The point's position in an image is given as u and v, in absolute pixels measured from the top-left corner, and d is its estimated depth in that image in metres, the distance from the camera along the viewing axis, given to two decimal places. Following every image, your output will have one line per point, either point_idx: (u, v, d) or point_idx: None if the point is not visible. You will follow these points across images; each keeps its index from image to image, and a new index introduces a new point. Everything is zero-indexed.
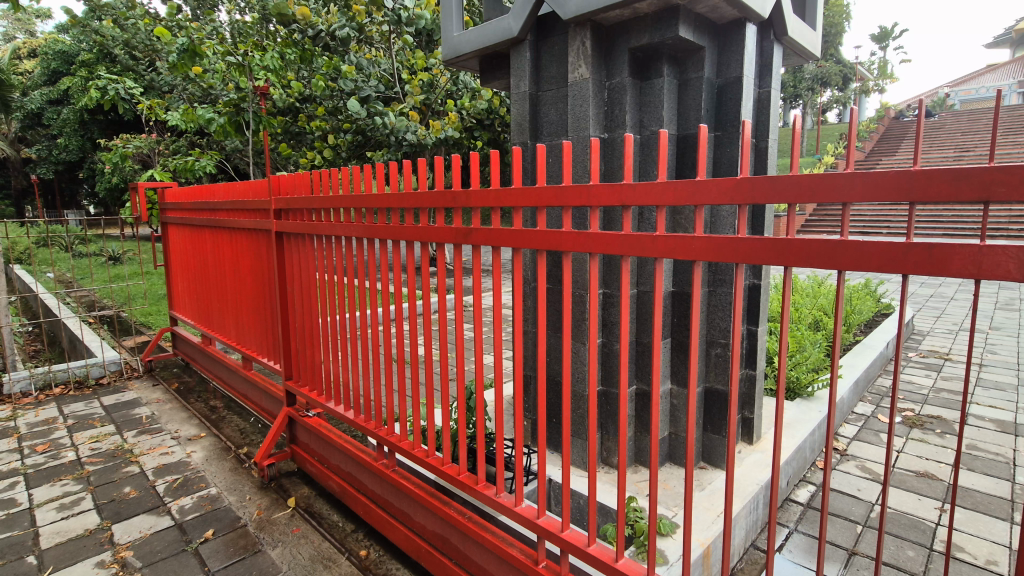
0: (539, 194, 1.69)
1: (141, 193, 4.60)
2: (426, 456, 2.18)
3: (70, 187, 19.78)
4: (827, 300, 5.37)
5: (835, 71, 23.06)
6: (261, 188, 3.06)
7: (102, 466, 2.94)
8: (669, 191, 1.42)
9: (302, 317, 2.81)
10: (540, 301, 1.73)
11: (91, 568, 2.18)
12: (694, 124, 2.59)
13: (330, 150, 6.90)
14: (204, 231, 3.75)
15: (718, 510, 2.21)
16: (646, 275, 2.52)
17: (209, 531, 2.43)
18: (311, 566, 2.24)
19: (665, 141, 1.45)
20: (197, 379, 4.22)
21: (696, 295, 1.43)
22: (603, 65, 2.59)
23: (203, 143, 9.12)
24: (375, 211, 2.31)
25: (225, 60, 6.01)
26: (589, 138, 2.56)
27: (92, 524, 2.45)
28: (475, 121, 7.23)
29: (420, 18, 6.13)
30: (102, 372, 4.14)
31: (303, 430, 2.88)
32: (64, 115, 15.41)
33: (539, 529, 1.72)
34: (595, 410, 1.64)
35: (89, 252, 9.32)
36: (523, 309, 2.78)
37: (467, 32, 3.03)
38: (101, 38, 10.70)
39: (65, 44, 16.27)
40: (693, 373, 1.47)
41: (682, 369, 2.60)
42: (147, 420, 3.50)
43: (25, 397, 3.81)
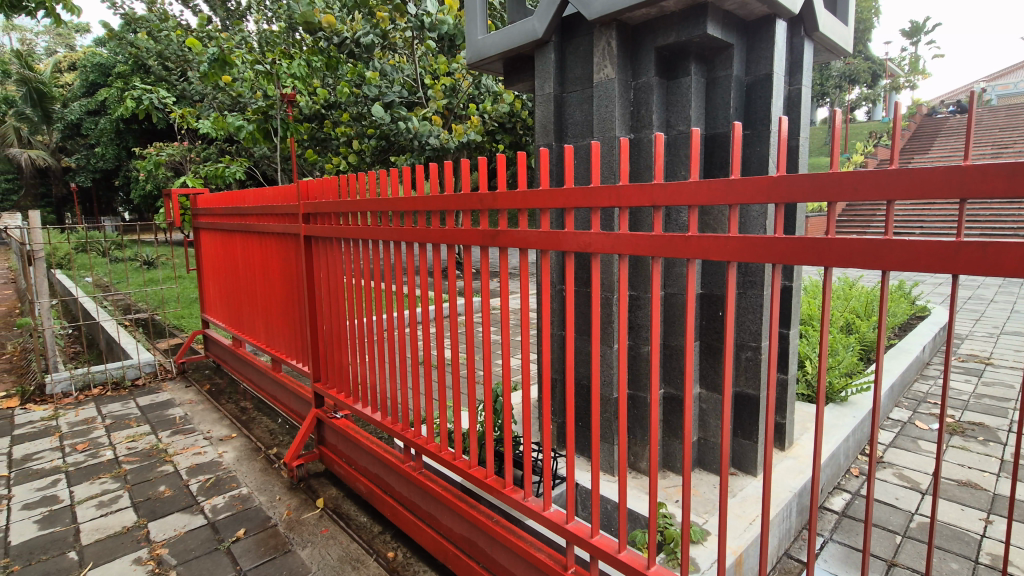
0: (568, 194, 1.66)
1: (175, 199, 4.73)
2: (453, 458, 2.17)
3: (107, 196, 20.52)
4: (859, 302, 5.21)
5: (865, 68, 22.43)
6: (290, 193, 3.11)
7: (138, 465, 3.01)
8: (701, 190, 1.39)
9: (330, 319, 2.84)
10: (568, 304, 1.71)
11: (128, 565, 2.23)
12: (723, 123, 2.54)
13: (355, 156, 6.99)
14: (235, 236, 3.83)
15: (751, 517, 2.16)
16: (674, 276, 2.48)
17: (241, 531, 2.46)
18: (340, 567, 2.25)
19: (698, 140, 1.41)
20: (228, 380, 4.31)
21: (731, 296, 1.39)
22: (629, 65, 2.57)
23: (234, 150, 9.37)
24: (401, 215, 2.32)
25: (253, 68, 6.15)
26: (615, 139, 2.54)
27: (129, 521, 2.51)
28: (497, 125, 7.26)
29: (443, 23, 6.10)
30: (138, 373, 4.26)
31: (331, 431, 2.90)
32: (101, 125, 15.98)
33: (568, 534, 1.70)
34: (625, 414, 1.61)
35: (125, 257, 9.65)
36: (550, 312, 2.76)
37: (492, 34, 3.03)
38: (136, 50, 11.05)
39: (103, 56, 16.76)
40: (728, 376, 1.42)
41: (712, 373, 2.55)
42: (180, 420, 3.59)
43: (66, 397, 3.94)
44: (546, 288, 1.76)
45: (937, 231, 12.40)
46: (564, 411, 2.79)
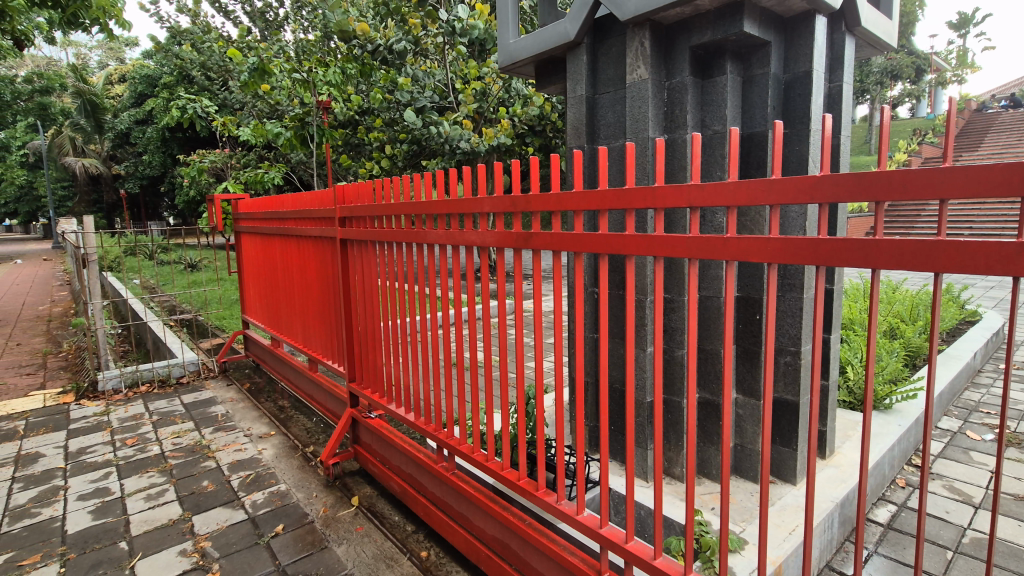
0: (603, 195, 1.65)
1: (217, 204, 4.90)
2: (486, 460, 2.18)
3: (153, 201, 21.42)
4: (903, 306, 5.01)
5: (909, 62, 21.45)
6: (327, 197, 3.18)
7: (183, 461, 3.13)
8: (741, 190, 1.36)
9: (365, 320, 2.90)
10: (602, 307, 1.69)
11: (175, 557, 2.32)
12: (760, 123, 2.48)
13: (388, 160, 7.13)
14: (274, 239, 3.94)
15: (790, 527, 2.10)
16: (710, 279, 2.44)
17: (279, 526, 2.53)
18: (375, 565, 2.29)
19: (736, 139, 1.39)
20: (267, 379, 4.44)
21: (772, 299, 1.36)
22: (663, 65, 2.54)
23: (272, 156, 9.67)
24: (434, 217, 2.35)
25: (290, 77, 6.34)
26: (649, 140, 2.52)
27: (175, 514, 2.61)
28: (526, 128, 7.28)
29: (474, 28, 6.04)
30: (183, 371, 4.43)
31: (366, 430, 2.95)
32: (148, 134, 16.70)
33: (602, 539, 1.69)
34: (660, 418, 1.58)
35: (171, 260, 10.07)
36: (583, 315, 2.74)
37: (524, 38, 3.05)
38: (180, 62, 11.52)
39: (151, 69, 17.50)
40: (768, 381, 1.38)
41: (749, 378, 2.48)
42: (222, 418, 3.71)
43: (117, 394, 4.12)
44: (579, 291, 1.76)
45: (989, 231, 11.75)
46: (597, 414, 2.77)
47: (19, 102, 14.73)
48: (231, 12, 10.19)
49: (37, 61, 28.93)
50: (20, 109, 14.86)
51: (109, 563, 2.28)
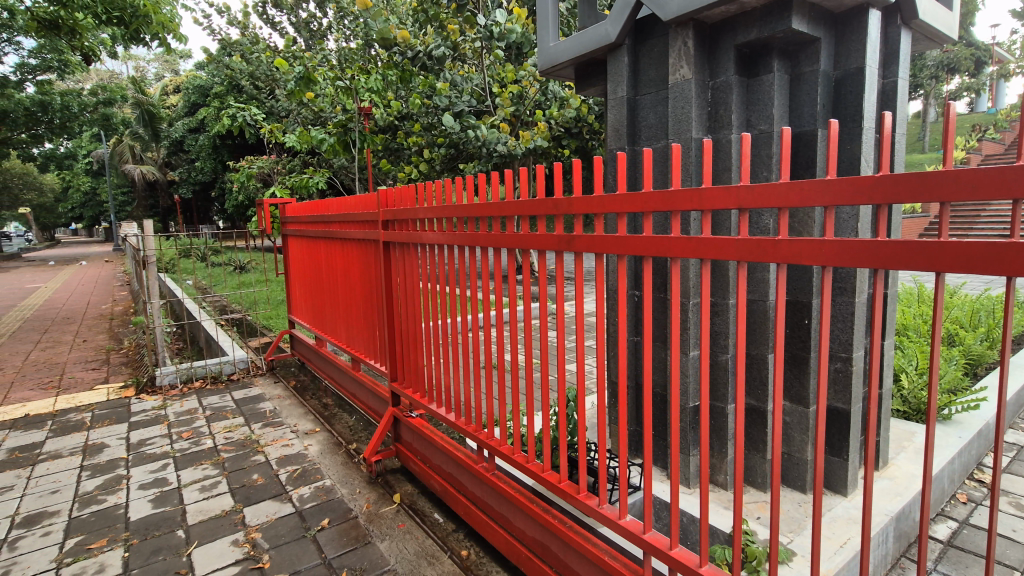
0: (647, 198, 1.64)
1: (265, 208, 5.09)
2: (526, 461, 2.19)
3: (205, 205, 22.44)
4: (962, 312, 4.75)
5: (967, 54, 20.30)
6: (370, 201, 3.26)
7: (234, 454, 3.26)
8: (794, 192, 1.32)
9: (407, 321, 2.95)
10: (646, 310, 1.67)
11: (228, 546, 2.42)
12: (809, 122, 2.41)
13: (426, 164, 7.25)
14: (319, 242, 4.07)
15: (842, 540, 2.02)
16: (756, 282, 2.39)
17: (325, 520, 2.60)
18: (417, 562, 2.33)
19: (788, 139, 1.35)
20: (311, 378, 4.58)
21: (827, 302, 1.32)
22: (707, 65, 2.50)
23: (316, 162, 9.98)
24: (475, 220, 2.38)
25: (334, 84, 6.55)
26: (692, 141, 2.49)
27: (228, 506, 2.73)
28: (563, 130, 7.28)
29: (511, 33, 5.90)
30: (233, 369, 4.62)
31: (407, 429, 3.01)
32: (201, 142, 17.50)
33: (645, 544, 1.67)
34: (707, 424, 1.55)
35: (221, 262, 10.53)
36: (624, 318, 2.71)
37: (564, 41, 3.06)
38: (230, 71, 12.01)
39: (203, 79, 18.28)
40: (822, 388, 1.34)
41: (797, 385, 2.41)
42: (270, 414, 3.85)
43: (173, 389, 4.34)
44: (622, 294, 1.75)
45: None
46: (638, 418, 2.74)
47: (84, 114, 15.75)
48: (277, 23, 10.59)
49: (101, 75, 30.78)
50: (85, 121, 15.88)
51: (168, 550, 2.40)
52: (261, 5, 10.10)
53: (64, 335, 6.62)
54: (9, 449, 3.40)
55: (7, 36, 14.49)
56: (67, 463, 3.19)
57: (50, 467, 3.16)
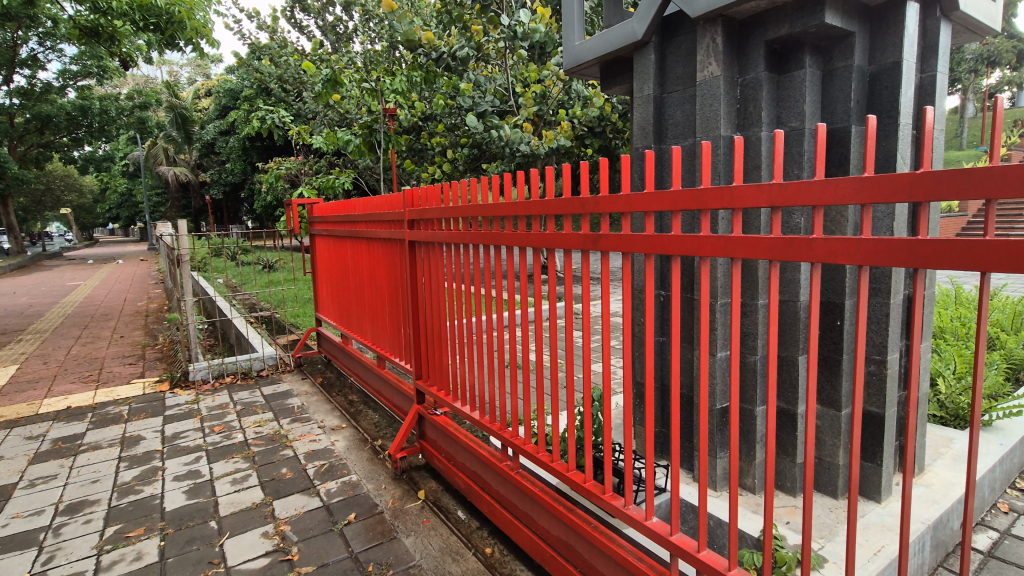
0: (675, 197, 1.61)
1: (294, 209, 5.20)
2: (551, 461, 2.18)
3: (234, 205, 23.01)
4: (1003, 315, 4.58)
5: (1009, 47, 19.49)
6: (396, 201, 3.30)
7: (263, 448, 3.34)
8: (829, 189, 1.29)
9: (432, 319, 2.98)
10: (674, 310, 1.65)
11: (258, 538, 2.48)
12: (842, 119, 2.35)
13: (449, 164, 7.30)
14: (346, 241, 4.14)
15: (875, 548, 1.97)
16: (788, 282, 2.35)
17: (352, 515, 2.65)
18: (441, 558, 2.35)
19: (823, 136, 1.32)
20: (337, 375, 4.66)
21: (863, 302, 1.28)
22: (736, 61, 2.47)
23: (342, 163, 10.15)
24: (501, 219, 2.38)
25: (360, 86, 6.66)
26: (720, 139, 2.46)
27: (258, 498, 2.79)
28: (586, 130, 7.25)
29: (535, 32, 5.90)
30: (263, 365, 4.73)
31: (431, 426, 3.04)
32: (231, 144, 17.94)
33: (672, 546, 1.65)
34: (737, 425, 1.52)
35: (251, 261, 10.78)
36: (649, 319, 2.69)
37: (589, 39, 3.04)
38: (260, 75, 12.27)
39: (233, 82, 18.70)
40: (857, 390, 1.30)
41: (828, 387, 2.35)
42: (298, 409, 3.93)
43: (206, 383, 4.46)
44: (650, 294, 1.73)
45: None
46: (664, 419, 2.71)
47: (121, 118, 16.36)
48: (305, 27, 10.80)
49: (138, 80, 31.84)
50: (122, 124, 16.48)
51: (201, 540, 2.47)
52: (290, 10, 10.32)
53: (104, 331, 6.88)
54: (52, 440, 3.54)
55: (51, 44, 15.14)
56: (107, 454, 3.31)
57: (90, 457, 3.28)
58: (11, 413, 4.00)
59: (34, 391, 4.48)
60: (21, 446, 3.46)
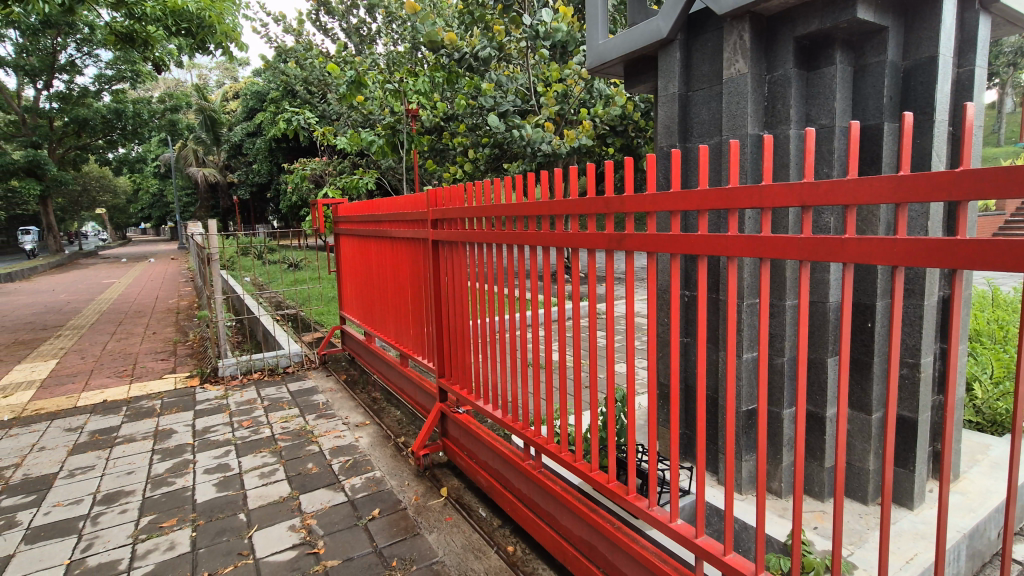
0: (702, 196, 1.59)
1: (319, 208, 5.29)
2: (574, 461, 2.18)
3: (261, 205, 23.48)
4: None
5: None
6: (420, 200, 3.32)
7: (290, 443, 3.41)
8: (862, 189, 1.26)
9: (455, 318, 3.00)
10: (699, 311, 1.63)
11: (285, 531, 2.54)
12: (874, 116, 2.29)
13: (471, 164, 7.34)
14: (370, 240, 4.19)
15: (908, 556, 1.93)
16: (817, 283, 2.30)
17: (376, 510, 2.69)
18: (464, 554, 2.37)
19: (856, 134, 1.29)
20: (361, 372, 4.73)
21: (898, 303, 1.24)
22: (764, 58, 2.43)
23: (365, 163, 10.27)
24: (524, 219, 2.39)
25: (384, 87, 6.75)
26: (747, 138, 2.43)
27: (285, 492, 2.85)
28: (608, 128, 7.20)
29: (557, 31, 5.90)
30: (288, 362, 4.82)
31: (454, 424, 3.06)
32: (258, 146, 18.32)
33: (697, 549, 1.63)
34: (765, 427, 1.50)
35: (277, 259, 11.01)
36: (674, 319, 2.66)
37: (613, 38, 3.02)
38: (286, 77, 12.48)
39: (260, 85, 19.05)
40: (891, 394, 1.27)
41: (859, 391, 2.30)
42: (323, 406, 4.00)
43: (234, 379, 4.57)
44: (675, 294, 1.71)
45: None
46: (687, 420, 2.68)
47: (153, 121, 16.84)
48: (330, 29, 10.95)
49: (169, 84, 32.78)
50: (154, 127, 16.98)
51: (231, 532, 2.53)
52: (315, 13, 10.50)
53: (137, 327, 7.11)
54: (90, 431, 3.68)
55: (88, 50, 15.68)
56: (140, 447, 3.42)
57: (125, 449, 3.39)
58: (51, 405, 4.16)
59: (73, 385, 4.65)
60: (61, 437, 3.59)
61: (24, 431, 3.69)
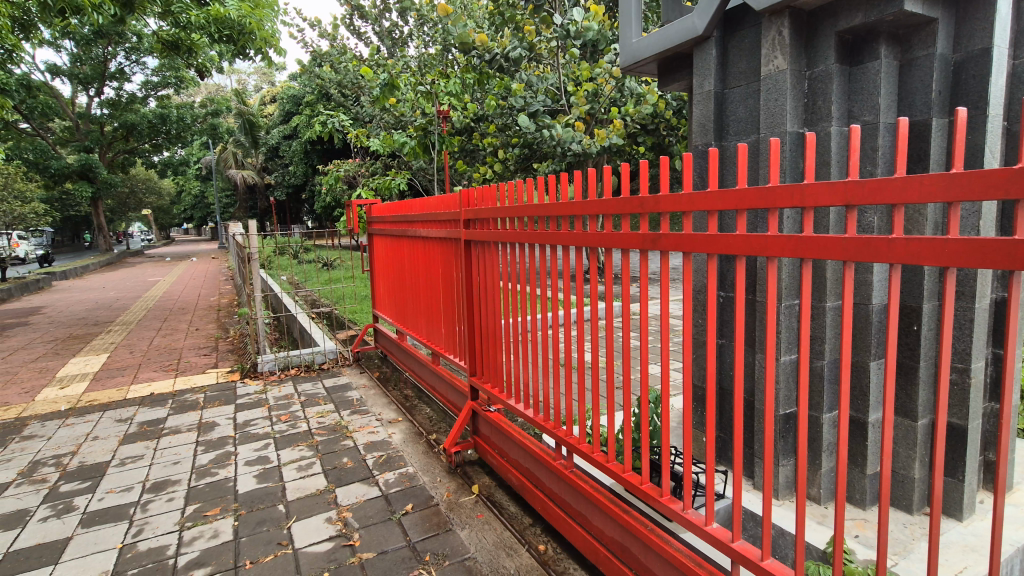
0: (741, 195, 1.56)
1: (354, 209, 5.42)
2: (606, 461, 2.17)
3: (296, 206, 24.07)
4: None
5: None
6: (452, 201, 3.35)
7: (326, 438, 3.50)
8: (911, 187, 1.22)
9: (487, 318, 3.01)
10: (736, 313, 1.60)
11: (322, 522, 2.61)
12: (922, 111, 2.20)
13: (501, 165, 7.37)
14: (403, 240, 4.25)
15: (957, 568, 1.86)
16: (861, 285, 2.24)
17: (409, 505, 2.73)
18: (496, 552, 2.39)
19: (904, 131, 1.25)
20: (393, 370, 4.81)
21: (950, 304, 1.19)
22: (804, 54, 2.38)
23: (397, 165, 10.44)
24: (557, 219, 2.39)
25: (415, 90, 7.14)
26: (787, 135, 2.37)
27: (322, 485, 2.93)
28: (639, 127, 7.12)
29: (588, 30, 5.88)
30: (324, 358, 4.94)
31: (485, 423, 3.09)
32: (294, 148, 18.79)
33: (734, 553, 1.61)
34: (805, 430, 1.46)
35: (311, 259, 11.28)
36: (708, 321, 2.63)
37: (647, 36, 3.00)
38: (321, 81, 12.78)
39: (295, 89, 19.51)
40: (942, 399, 1.21)
41: (904, 396, 2.23)
42: (357, 402, 4.09)
43: (272, 375, 4.71)
44: (713, 294, 1.68)
45: None
46: (722, 424, 2.65)
47: (195, 125, 17.53)
48: (363, 33, 11.16)
49: (210, 89, 34.04)
50: (196, 131, 17.63)
51: (271, 522, 2.62)
52: (349, 17, 10.72)
53: (181, 323, 7.40)
54: (138, 423, 3.85)
55: (136, 58, 16.38)
56: (185, 438, 3.56)
57: (171, 440, 3.54)
58: (103, 397, 4.38)
59: (122, 378, 4.87)
60: (112, 427, 3.77)
61: (79, 421, 3.89)
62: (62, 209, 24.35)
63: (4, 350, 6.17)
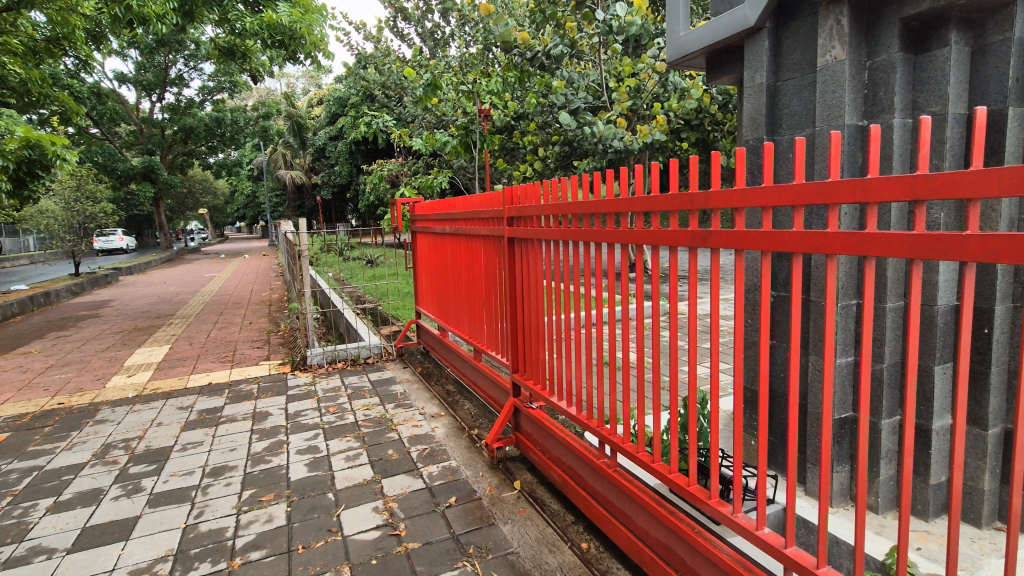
0: (799, 191, 1.50)
1: (398, 207, 5.54)
2: (651, 461, 2.14)
3: (341, 205, 24.72)
4: None
5: None
6: (496, 199, 3.37)
7: (372, 430, 3.60)
8: (991, 181, 1.14)
9: (530, 315, 3.02)
10: (792, 313, 1.54)
11: (369, 512, 2.68)
12: (997, 100, 2.07)
13: (541, 162, 7.39)
14: (447, 237, 4.31)
15: None
16: (925, 285, 2.13)
17: (452, 499, 2.78)
18: (538, 547, 2.40)
19: (981, 121, 1.18)
20: (435, 365, 4.90)
21: None
22: (864, 44, 2.28)
23: (439, 164, 10.58)
24: (602, 216, 2.36)
25: (458, 89, 7.19)
26: (845, 128, 2.27)
27: (368, 475, 3.02)
28: (683, 122, 6.96)
29: (631, 25, 5.82)
30: (369, 353, 5.07)
31: (527, 420, 3.11)
32: (340, 149, 19.28)
33: (786, 559, 1.56)
34: (866, 435, 1.40)
35: (356, 256, 11.58)
36: (758, 321, 2.56)
37: (695, 30, 2.93)
38: (366, 83, 13.09)
39: (341, 91, 19.99)
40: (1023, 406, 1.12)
41: (972, 404, 2.10)
42: (401, 395, 4.19)
43: (321, 368, 4.88)
44: (767, 293, 1.62)
45: None
46: (771, 427, 2.57)
47: (247, 127, 18.31)
48: (406, 35, 11.37)
49: (261, 92, 35.50)
50: (248, 133, 18.39)
51: (322, 509, 2.71)
52: (393, 19, 10.95)
53: (235, 317, 7.77)
54: (198, 410, 4.06)
55: (193, 64, 17.23)
56: (241, 426, 3.73)
57: (228, 428, 3.72)
58: (166, 385, 4.64)
59: (183, 368, 5.15)
60: (175, 414, 4.00)
61: (145, 408, 4.15)
62: (127, 208, 25.93)
63: (79, 340, 6.62)
